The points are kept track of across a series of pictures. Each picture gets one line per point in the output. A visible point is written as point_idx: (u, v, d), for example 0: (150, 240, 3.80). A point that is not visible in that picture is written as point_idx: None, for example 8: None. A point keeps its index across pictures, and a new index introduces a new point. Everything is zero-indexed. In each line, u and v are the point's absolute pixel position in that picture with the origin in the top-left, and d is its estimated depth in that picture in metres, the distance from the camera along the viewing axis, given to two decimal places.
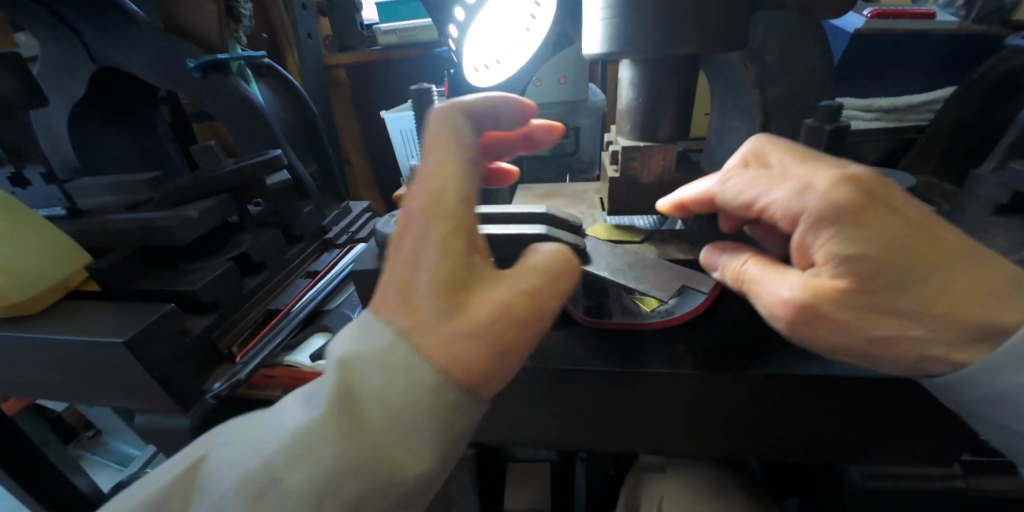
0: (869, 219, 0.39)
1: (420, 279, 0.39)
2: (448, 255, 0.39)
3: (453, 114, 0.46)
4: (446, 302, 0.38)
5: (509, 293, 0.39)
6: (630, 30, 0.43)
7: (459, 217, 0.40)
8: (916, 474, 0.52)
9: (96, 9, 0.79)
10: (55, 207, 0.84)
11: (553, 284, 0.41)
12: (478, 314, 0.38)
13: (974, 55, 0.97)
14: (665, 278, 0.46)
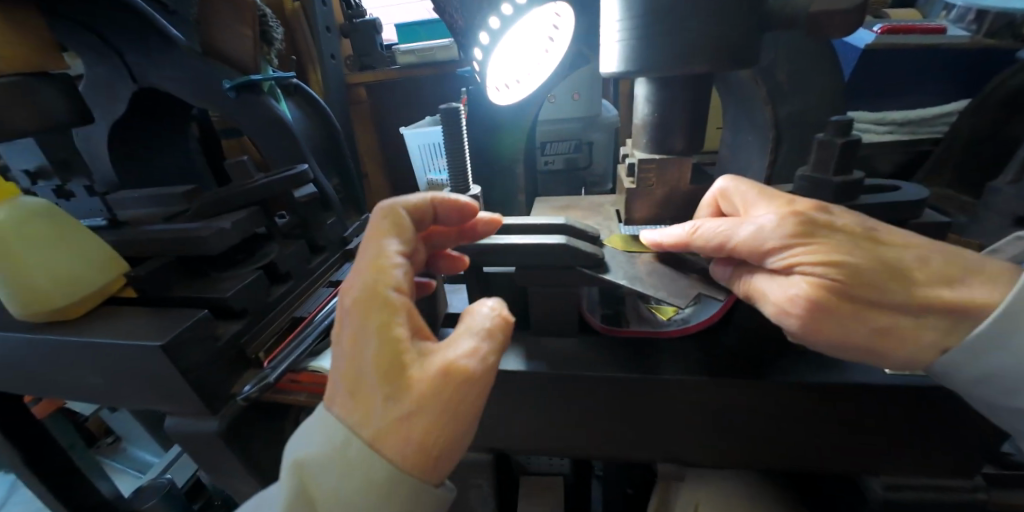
0: (826, 233, 0.45)
1: (363, 369, 0.39)
2: (385, 340, 0.39)
3: (393, 212, 0.46)
4: (390, 387, 0.37)
5: (451, 359, 0.39)
6: (646, 52, 0.45)
7: (392, 299, 0.40)
8: (941, 486, 0.52)
9: (137, 35, 0.84)
10: (96, 218, 0.86)
11: (493, 342, 0.41)
12: (422, 391, 0.37)
13: (987, 69, 0.98)
14: (682, 286, 0.48)
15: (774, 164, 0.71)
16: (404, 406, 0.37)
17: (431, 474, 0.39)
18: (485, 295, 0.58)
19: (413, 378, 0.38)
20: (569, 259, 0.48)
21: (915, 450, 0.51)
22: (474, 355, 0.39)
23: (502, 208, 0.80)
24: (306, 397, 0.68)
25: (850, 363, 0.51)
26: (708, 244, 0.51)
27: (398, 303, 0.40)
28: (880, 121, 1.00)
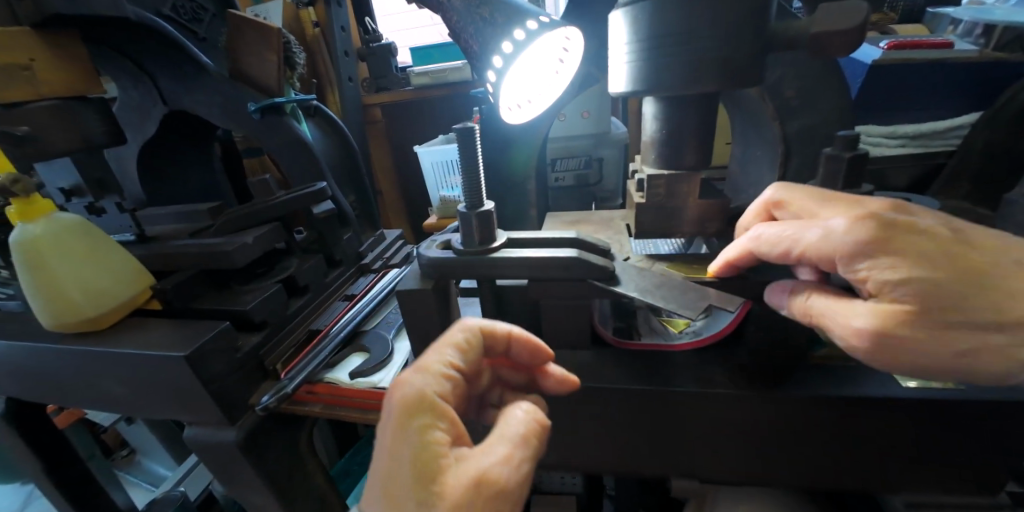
0: (901, 245, 0.45)
1: (402, 470, 0.40)
2: (425, 443, 0.40)
3: (468, 329, 0.49)
4: (423, 493, 0.38)
5: (483, 469, 0.39)
6: (654, 72, 0.47)
7: (438, 402, 0.42)
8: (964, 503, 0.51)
9: (171, 61, 0.89)
10: (126, 234, 0.92)
11: (526, 449, 0.41)
12: (454, 496, 0.37)
13: (998, 82, 0.98)
14: (692, 296, 0.47)
15: (784, 179, 0.72)
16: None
17: None
18: (499, 307, 0.59)
19: (446, 485, 0.38)
20: (581, 272, 0.49)
21: (937, 466, 0.50)
22: (504, 466, 0.39)
23: (514, 223, 0.81)
24: (321, 408, 0.68)
25: (866, 376, 0.51)
26: (772, 249, 0.53)
27: (440, 409, 0.42)
28: (891, 135, 1.01)
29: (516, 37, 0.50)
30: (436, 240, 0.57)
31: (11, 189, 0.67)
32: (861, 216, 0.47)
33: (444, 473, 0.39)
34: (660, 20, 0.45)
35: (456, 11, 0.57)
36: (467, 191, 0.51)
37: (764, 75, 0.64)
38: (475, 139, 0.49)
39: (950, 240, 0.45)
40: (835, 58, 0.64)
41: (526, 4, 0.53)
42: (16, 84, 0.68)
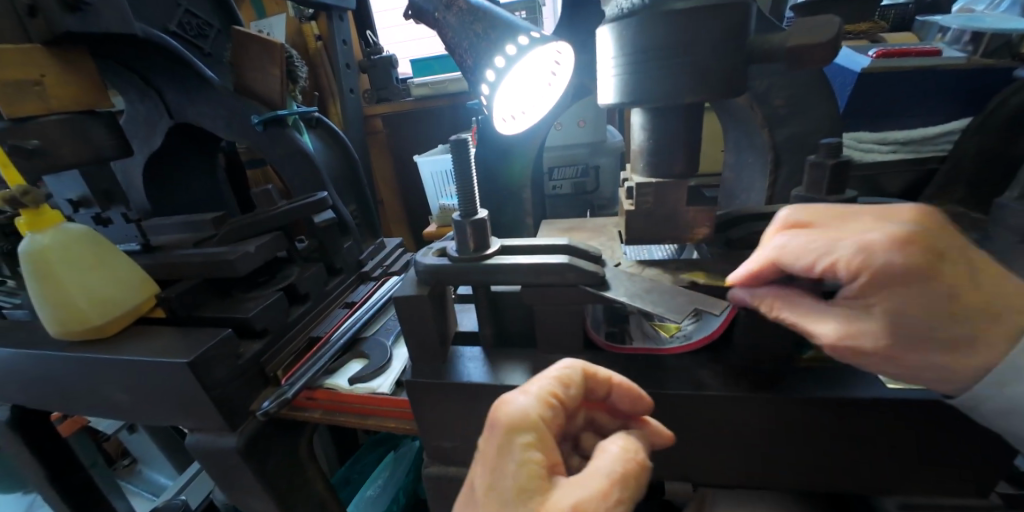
0: (930, 276, 0.41)
1: (501, 483, 0.40)
2: (528, 462, 0.41)
3: (571, 368, 0.48)
4: (523, 508, 0.39)
5: (577, 499, 0.38)
6: (640, 85, 0.49)
7: (541, 426, 0.43)
8: (957, 504, 0.52)
9: (176, 76, 0.92)
10: (132, 243, 0.93)
11: (625, 489, 0.39)
12: None
13: (987, 89, 1.00)
14: (678, 300, 0.48)
15: (775, 185, 0.73)
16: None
17: None
18: (495, 313, 0.60)
19: (545, 507, 0.38)
20: (572, 277, 0.50)
21: (930, 467, 0.50)
22: (607, 506, 0.38)
23: (511, 231, 0.83)
24: (321, 413, 0.69)
25: (856, 378, 0.52)
26: (795, 259, 0.47)
27: (540, 430, 0.43)
28: (883, 141, 1.02)
29: (508, 52, 0.53)
30: (433, 248, 0.58)
31: (22, 200, 0.69)
32: (899, 238, 0.42)
33: (545, 499, 0.39)
34: (643, 36, 0.47)
35: (452, 27, 0.59)
36: (461, 200, 0.53)
37: (752, 86, 0.66)
38: (469, 150, 0.51)
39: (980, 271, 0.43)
40: (819, 70, 0.66)
41: (518, 20, 0.55)
42: (27, 98, 0.70)
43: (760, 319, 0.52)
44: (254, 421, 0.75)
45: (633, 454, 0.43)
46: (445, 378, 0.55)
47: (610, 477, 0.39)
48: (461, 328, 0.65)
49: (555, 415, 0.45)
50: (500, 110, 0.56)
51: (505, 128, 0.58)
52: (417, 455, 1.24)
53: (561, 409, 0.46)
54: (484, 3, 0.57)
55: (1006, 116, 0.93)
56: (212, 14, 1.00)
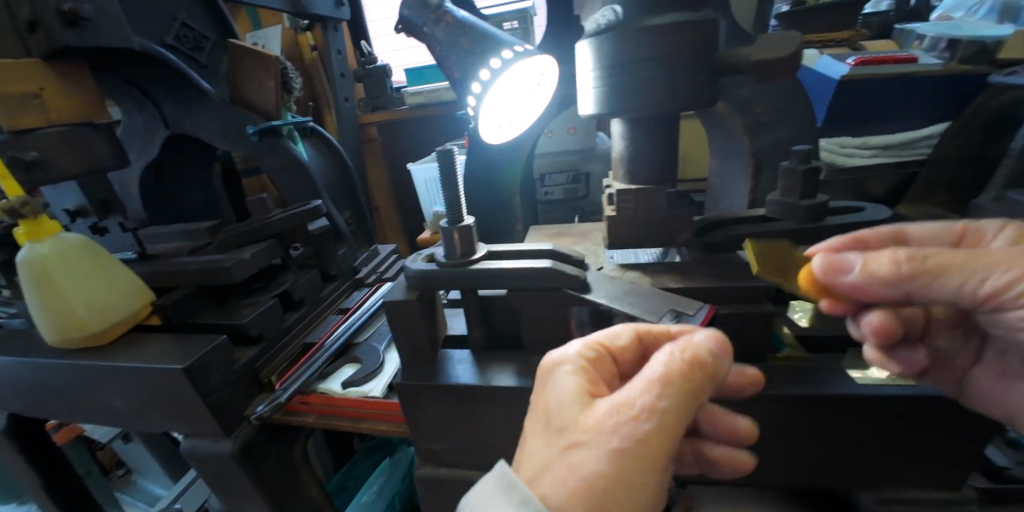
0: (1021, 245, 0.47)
1: (546, 401, 0.43)
2: (572, 380, 0.43)
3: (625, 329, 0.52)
4: (565, 417, 0.40)
5: (619, 399, 0.39)
6: (618, 97, 0.51)
7: (588, 357, 0.46)
8: (929, 498, 0.53)
9: (173, 87, 0.94)
10: (128, 252, 0.95)
11: (675, 392, 0.39)
12: (592, 418, 0.39)
13: (964, 95, 1.03)
14: (655, 302, 0.50)
15: (756, 190, 0.75)
16: (577, 445, 0.38)
17: None
18: (483, 317, 0.61)
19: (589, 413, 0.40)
20: (556, 281, 0.52)
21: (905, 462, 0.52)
22: (649, 403, 0.38)
23: (501, 236, 0.85)
24: (314, 418, 0.71)
25: (831, 376, 0.53)
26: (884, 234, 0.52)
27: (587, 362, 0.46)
28: (864, 145, 1.05)
29: (493, 65, 0.55)
30: (422, 254, 0.60)
31: (22, 211, 0.70)
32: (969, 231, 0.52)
33: (589, 407, 0.40)
34: (621, 50, 0.49)
35: (439, 41, 0.61)
36: (448, 207, 0.55)
37: (731, 94, 0.68)
38: (456, 160, 0.53)
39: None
40: (795, 79, 0.68)
41: (503, 35, 0.57)
42: (25, 111, 0.71)
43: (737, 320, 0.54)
44: (248, 426, 0.76)
45: (687, 354, 0.40)
46: (435, 381, 0.57)
47: (652, 377, 0.39)
48: (451, 332, 0.66)
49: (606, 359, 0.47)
50: (488, 121, 0.58)
51: (493, 137, 0.60)
52: (411, 462, 1.24)
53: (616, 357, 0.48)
54: (471, 18, 0.59)
55: (983, 121, 0.96)
56: (208, 27, 1.02)
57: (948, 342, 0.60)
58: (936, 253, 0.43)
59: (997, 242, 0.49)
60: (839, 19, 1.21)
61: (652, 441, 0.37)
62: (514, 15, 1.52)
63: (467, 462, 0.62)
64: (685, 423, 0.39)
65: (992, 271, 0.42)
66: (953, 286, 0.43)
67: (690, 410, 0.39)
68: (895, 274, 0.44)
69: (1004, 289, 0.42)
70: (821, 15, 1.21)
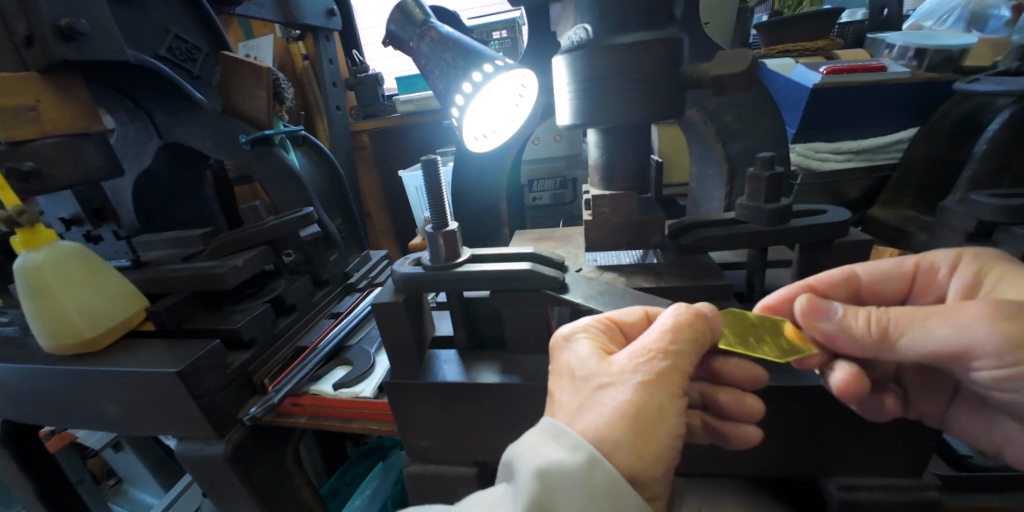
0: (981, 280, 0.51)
1: (567, 360, 0.47)
2: (590, 340, 0.48)
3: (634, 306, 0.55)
4: (588, 368, 0.45)
5: (638, 346, 0.45)
6: (593, 108, 0.54)
7: (600, 322, 0.50)
8: (890, 485, 0.56)
9: (167, 98, 0.96)
10: (121, 259, 0.96)
11: (683, 336, 0.45)
12: (615, 365, 0.44)
13: (930, 102, 1.08)
14: (628, 301, 0.54)
15: (730, 194, 0.78)
16: (610, 387, 0.43)
17: (633, 457, 0.40)
18: (467, 318, 0.64)
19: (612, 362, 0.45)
20: (535, 282, 0.55)
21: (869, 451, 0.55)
22: (663, 346, 0.44)
23: (487, 240, 0.87)
24: (306, 419, 0.73)
25: (795, 370, 0.57)
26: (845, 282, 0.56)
27: (598, 325, 0.50)
28: (838, 151, 1.09)
29: (475, 78, 0.58)
30: (409, 258, 0.62)
31: (18, 220, 0.72)
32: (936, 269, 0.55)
33: (610, 358, 0.46)
34: (595, 65, 0.52)
35: (425, 55, 0.64)
36: (433, 213, 0.57)
37: (703, 104, 0.72)
38: (439, 168, 0.56)
39: None
40: (762, 90, 0.72)
41: (485, 50, 0.60)
42: (22, 122, 0.73)
43: None
44: (240, 429, 0.77)
45: (686, 306, 0.47)
46: (422, 380, 0.59)
47: (664, 325, 0.45)
48: (439, 333, 0.69)
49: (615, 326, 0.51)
50: (471, 130, 0.61)
51: (476, 146, 0.62)
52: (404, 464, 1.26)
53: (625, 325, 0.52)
54: (454, 34, 0.62)
55: (948, 126, 1.01)
56: (201, 38, 1.04)
57: (920, 380, 0.59)
58: (898, 313, 0.47)
59: (948, 284, 0.53)
60: (813, 30, 1.26)
61: (672, 377, 0.43)
62: (503, 25, 1.56)
63: (454, 458, 0.64)
64: (693, 363, 0.45)
65: (950, 328, 0.43)
66: (917, 346, 0.45)
67: (697, 350, 0.46)
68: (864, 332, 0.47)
69: (967, 349, 0.43)
70: (796, 25, 1.26)
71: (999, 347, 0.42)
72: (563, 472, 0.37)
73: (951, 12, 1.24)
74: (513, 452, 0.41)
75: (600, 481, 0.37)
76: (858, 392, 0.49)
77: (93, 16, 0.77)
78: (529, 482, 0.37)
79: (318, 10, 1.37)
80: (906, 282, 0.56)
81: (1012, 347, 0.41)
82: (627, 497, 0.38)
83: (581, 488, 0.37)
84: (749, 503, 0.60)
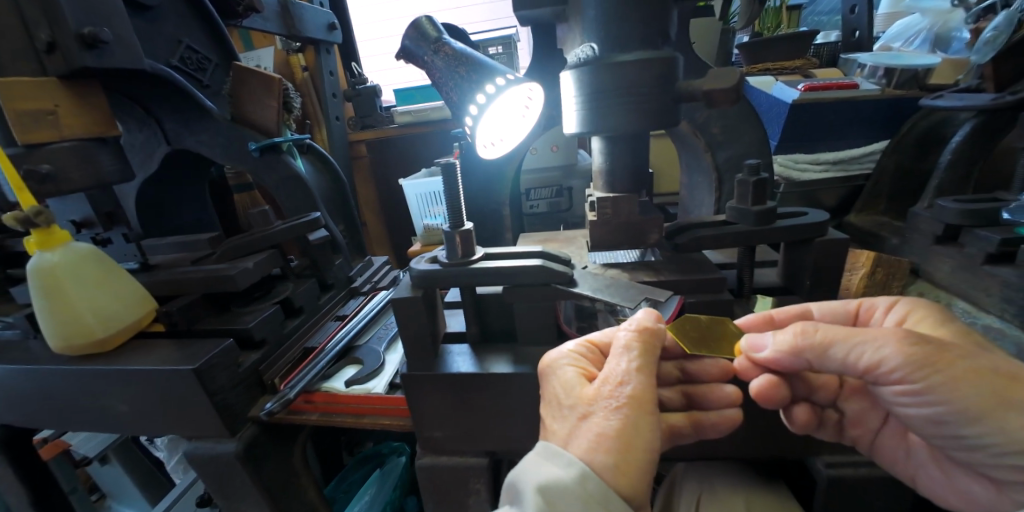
0: (914, 319, 0.56)
1: (554, 384, 0.53)
2: (573, 362, 0.55)
3: (630, 289, 0.58)
4: (570, 397, 0.50)
5: (606, 373, 0.50)
6: (593, 121, 0.60)
7: (580, 348, 0.57)
8: (871, 463, 0.61)
9: (177, 106, 0.98)
10: (129, 261, 1.02)
11: (643, 361, 0.50)
12: (588, 393, 0.49)
13: (899, 117, 1.17)
14: (631, 292, 0.58)
15: (719, 199, 0.84)
16: (590, 414, 0.48)
17: (618, 475, 0.44)
18: (479, 314, 0.68)
19: (586, 390, 0.50)
20: (545, 277, 0.59)
21: (829, 436, 0.60)
22: (626, 369, 0.50)
23: (491, 243, 0.92)
24: (318, 416, 0.75)
25: None
26: (797, 314, 0.62)
27: (576, 348, 0.57)
28: (817, 162, 1.16)
29: (487, 91, 0.62)
30: (425, 256, 0.66)
31: (35, 220, 0.74)
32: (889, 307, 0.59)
33: (588, 385, 0.51)
34: (594, 80, 0.58)
35: (439, 69, 0.69)
36: (449, 213, 0.61)
37: (694, 116, 0.78)
38: (456, 171, 0.60)
39: (985, 354, 0.47)
40: (745, 105, 0.78)
41: (495, 65, 0.65)
42: (40, 127, 0.75)
43: (704, 305, 0.63)
44: (250, 427, 0.79)
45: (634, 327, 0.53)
46: (436, 370, 0.63)
47: (621, 350, 0.51)
48: (450, 329, 0.72)
49: (593, 348, 0.58)
50: (482, 138, 0.65)
51: (486, 153, 0.66)
52: (403, 470, 1.27)
53: (601, 344, 0.59)
54: (467, 50, 0.67)
55: (915, 140, 1.09)
56: (211, 49, 1.07)
57: (858, 408, 0.62)
58: (826, 327, 0.51)
59: (885, 319, 0.58)
60: (792, 50, 1.35)
61: (639, 400, 0.48)
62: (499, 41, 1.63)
63: (465, 448, 0.67)
64: (655, 379, 0.50)
65: (869, 347, 0.48)
66: (841, 358, 0.50)
67: (654, 367, 0.51)
68: (793, 345, 0.51)
69: (879, 365, 0.48)
70: (775, 45, 1.35)
71: (905, 366, 0.47)
72: (561, 488, 0.43)
73: (917, 34, 1.34)
74: (516, 475, 0.46)
75: (593, 493, 0.42)
76: (774, 397, 0.56)
77: (114, 27, 0.80)
78: (532, 498, 0.42)
79: (321, 24, 1.42)
80: (850, 318, 0.61)
81: (918, 367, 0.47)
82: (617, 504, 0.43)
83: (577, 498, 0.42)
84: (740, 484, 0.65)
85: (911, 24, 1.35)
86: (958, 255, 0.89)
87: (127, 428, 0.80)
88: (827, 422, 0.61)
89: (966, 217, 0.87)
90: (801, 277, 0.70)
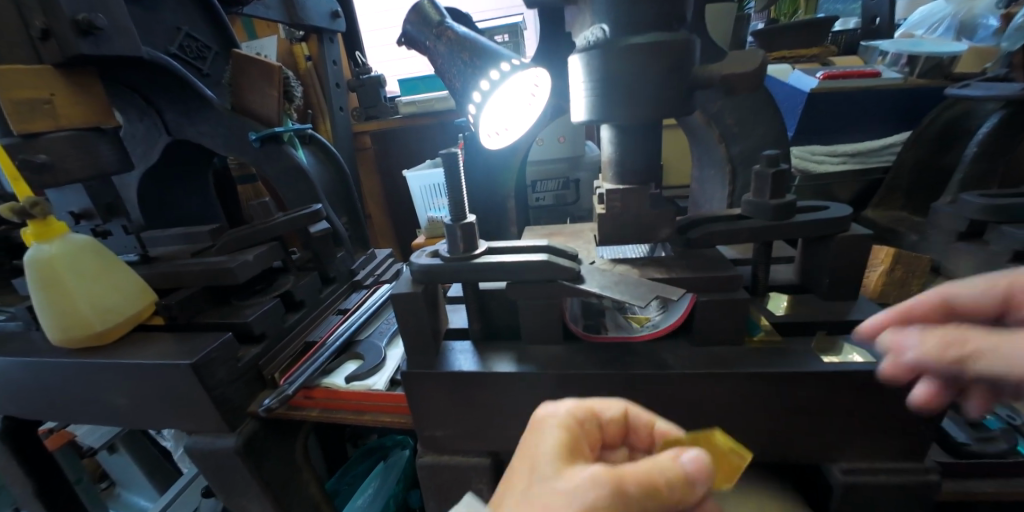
0: None
1: (538, 445, 0.48)
2: (572, 434, 0.49)
3: (642, 282, 0.56)
4: (551, 469, 0.45)
5: (608, 469, 0.43)
6: (604, 108, 0.57)
7: (582, 424, 0.51)
8: (893, 468, 0.58)
9: (175, 94, 0.96)
10: (130, 254, 0.99)
11: (647, 494, 0.42)
12: (571, 478, 0.43)
13: (920, 108, 1.12)
14: (641, 290, 0.54)
15: (733, 192, 0.81)
16: (556, 494, 0.42)
17: None
18: (482, 311, 0.65)
19: (568, 474, 0.43)
20: (551, 273, 0.57)
21: (850, 442, 0.58)
22: (626, 487, 0.41)
23: (496, 236, 0.90)
24: (318, 411, 0.73)
25: (798, 354, 0.58)
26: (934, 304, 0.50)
27: (580, 420, 0.51)
28: (834, 153, 1.12)
29: (492, 77, 0.59)
30: (427, 250, 0.63)
31: (31, 211, 0.72)
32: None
33: (574, 469, 0.44)
34: (607, 64, 0.55)
35: (441, 55, 0.66)
36: (451, 206, 0.59)
37: (708, 105, 0.75)
38: (458, 162, 0.58)
39: None
40: (762, 94, 0.75)
41: (499, 49, 0.62)
42: (36, 116, 0.73)
43: (715, 304, 0.59)
44: (251, 422, 0.78)
45: (674, 468, 0.43)
46: (438, 368, 0.61)
47: (634, 473, 0.42)
48: (452, 325, 0.70)
49: (594, 426, 0.52)
50: (487, 127, 0.62)
51: (491, 143, 0.64)
52: (406, 463, 1.26)
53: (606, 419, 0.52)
54: (470, 34, 0.64)
55: (937, 133, 1.05)
56: (211, 37, 1.05)
57: None
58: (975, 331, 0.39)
59: None
60: (810, 37, 1.30)
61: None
62: (505, 29, 1.59)
63: (467, 448, 0.65)
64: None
65: None
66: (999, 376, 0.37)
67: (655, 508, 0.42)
68: (937, 354, 0.40)
69: None
70: (791, 33, 1.30)
71: None
72: None
73: (940, 21, 1.28)
74: None
75: None
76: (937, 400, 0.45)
77: (111, 14, 0.78)
78: None
79: (324, 13, 1.39)
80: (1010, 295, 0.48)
81: None
82: None
83: None
84: (751, 488, 0.63)
85: (935, 12, 1.29)
86: (982, 252, 0.85)
87: (127, 421, 0.79)
88: (848, 430, 0.58)
89: (991, 212, 0.83)
90: (821, 274, 0.67)
